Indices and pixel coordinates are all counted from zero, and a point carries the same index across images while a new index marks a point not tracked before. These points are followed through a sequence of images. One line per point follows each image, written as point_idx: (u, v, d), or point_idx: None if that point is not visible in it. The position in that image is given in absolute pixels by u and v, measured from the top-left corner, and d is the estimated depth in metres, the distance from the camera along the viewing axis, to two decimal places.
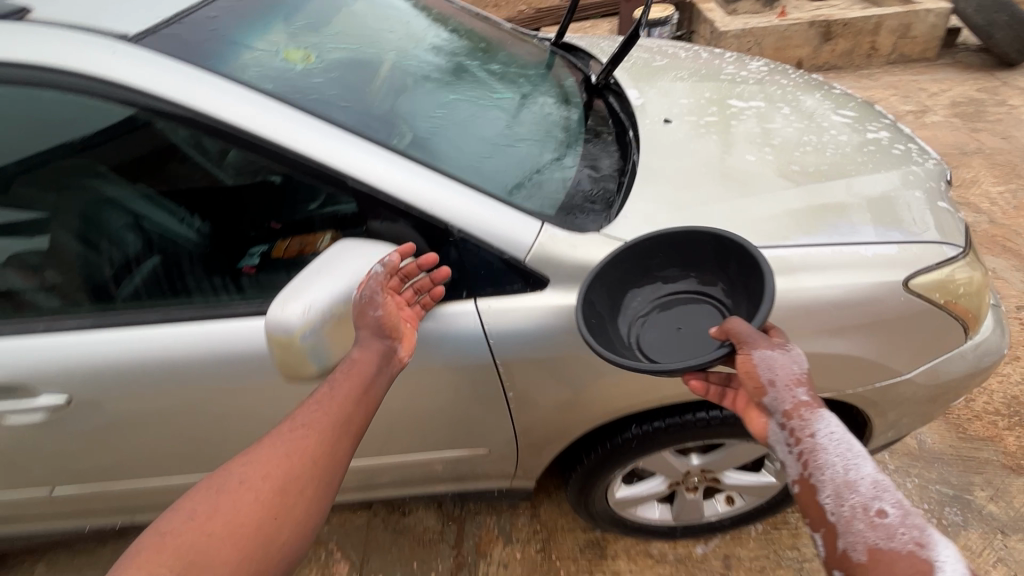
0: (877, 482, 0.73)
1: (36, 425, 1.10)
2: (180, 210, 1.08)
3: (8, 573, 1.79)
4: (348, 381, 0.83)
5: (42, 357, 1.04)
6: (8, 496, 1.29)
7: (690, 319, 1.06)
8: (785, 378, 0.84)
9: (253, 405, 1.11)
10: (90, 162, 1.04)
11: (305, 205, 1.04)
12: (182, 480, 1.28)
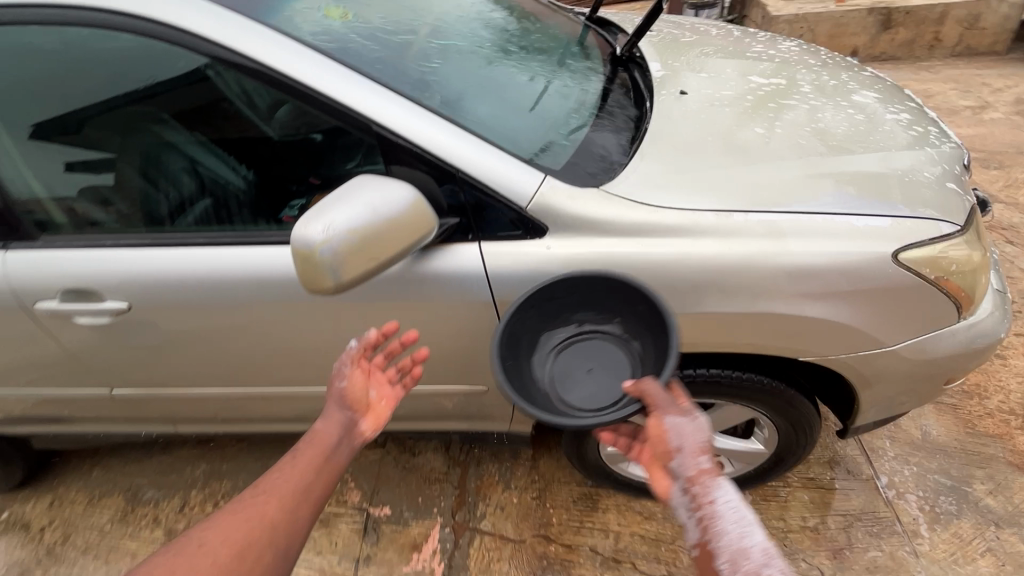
0: (767, 553, 0.82)
1: (101, 329, 1.28)
2: (231, 159, 1.22)
3: (70, 472, 2.05)
4: (309, 450, 0.95)
5: (110, 268, 1.20)
6: (74, 394, 1.49)
7: (601, 361, 1.15)
8: (691, 444, 0.93)
9: (282, 327, 1.25)
10: (156, 109, 1.19)
11: (343, 163, 1.18)
12: (218, 394, 1.45)
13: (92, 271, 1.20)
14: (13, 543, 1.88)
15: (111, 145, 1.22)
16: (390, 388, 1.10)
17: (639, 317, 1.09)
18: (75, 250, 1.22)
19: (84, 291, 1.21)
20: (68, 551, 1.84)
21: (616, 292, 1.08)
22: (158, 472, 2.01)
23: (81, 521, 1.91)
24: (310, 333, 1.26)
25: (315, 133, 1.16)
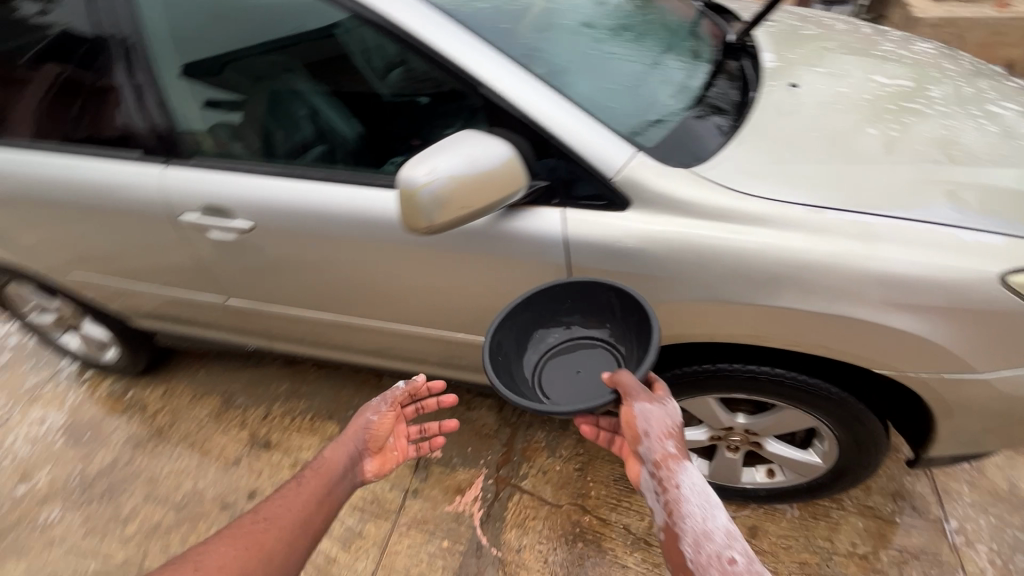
0: (727, 530, 0.93)
1: (228, 244, 1.47)
2: (345, 111, 1.34)
3: (180, 369, 2.38)
4: (316, 479, 1.12)
5: (242, 191, 1.38)
6: (197, 299, 1.73)
7: (588, 364, 1.21)
8: (658, 431, 1.01)
9: (374, 264, 1.38)
10: (289, 59, 1.34)
11: (441, 127, 1.28)
12: (310, 317, 1.62)
13: (227, 191, 1.39)
14: (132, 420, 2.22)
15: (252, 87, 1.39)
16: (403, 439, 1.31)
17: (624, 324, 1.16)
18: (214, 172, 1.40)
19: (219, 208, 1.41)
20: (173, 435, 2.15)
21: (606, 298, 1.15)
22: (248, 383, 2.28)
23: (185, 412, 2.22)
24: (397, 274, 1.38)
25: (421, 96, 1.27)
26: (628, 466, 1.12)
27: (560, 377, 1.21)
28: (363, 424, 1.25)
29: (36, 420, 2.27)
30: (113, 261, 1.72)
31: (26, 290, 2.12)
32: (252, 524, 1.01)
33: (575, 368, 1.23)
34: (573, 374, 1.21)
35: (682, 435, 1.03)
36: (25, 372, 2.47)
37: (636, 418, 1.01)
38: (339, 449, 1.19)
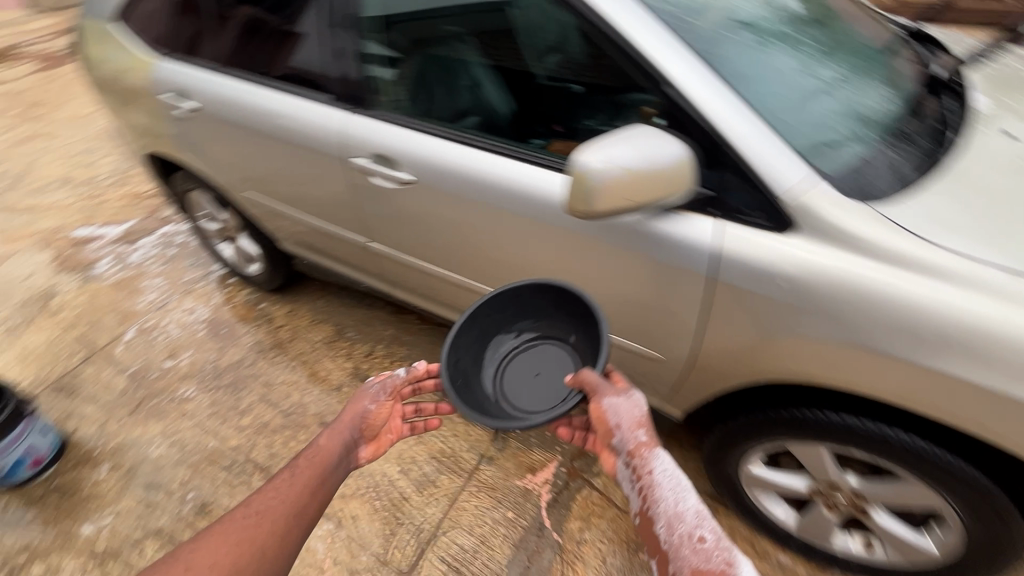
0: (698, 511, 1.03)
1: (387, 192, 1.60)
2: (502, 88, 1.41)
3: (305, 295, 2.64)
4: (309, 469, 1.15)
5: (411, 147, 1.49)
6: (345, 236, 1.91)
7: (542, 364, 1.39)
8: (628, 422, 1.12)
9: (511, 238, 1.44)
10: (463, 29, 1.42)
11: (587, 117, 1.32)
12: (438, 274, 1.73)
13: (397, 143, 1.51)
14: (260, 329, 2.51)
15: (430, 53, 1.49)
16: (398, 422, 1.35)
17: (570, 319, 1.33)
18: (392, 126, 1.53)
19: (384, 160, 1.54)
20: (290, 350, 2.40)
21: (548, 300, 1.33)
22: (358, 321, 2.49)
23: (302, 333, 2.47)
24: (530, 251, 1.43)
25: (574, 83, 1.32)
26: (602, 460, 1.21)
27: (523, 379, 1.39)
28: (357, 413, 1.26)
29: (187, 310, 2.64)
30: (279, 187, 1.94)
31: (203, 199, 2.46)
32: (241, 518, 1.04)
33: (533, 371, 1.40)
34: (534, 377, 1.39)
35: (649, 425, 1.13)
36: (184, 269, 2.88)
37: (606, 412, 1.12)
38: (332, 439, 1.21)
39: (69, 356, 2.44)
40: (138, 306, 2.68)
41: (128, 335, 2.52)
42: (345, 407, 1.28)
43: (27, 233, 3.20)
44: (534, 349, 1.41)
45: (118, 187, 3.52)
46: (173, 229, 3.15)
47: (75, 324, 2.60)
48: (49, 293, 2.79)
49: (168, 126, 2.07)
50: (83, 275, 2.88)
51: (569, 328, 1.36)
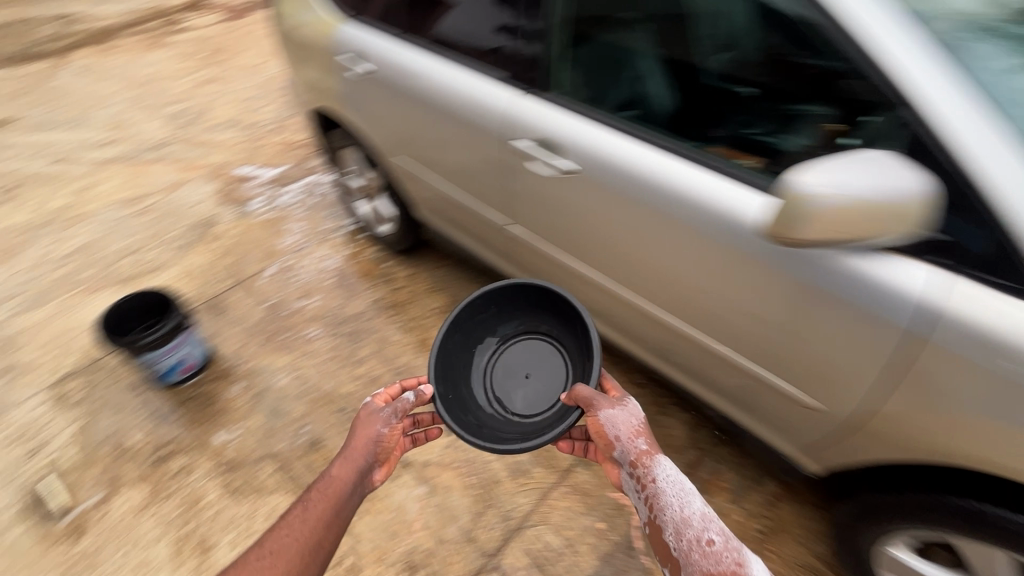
0: (704, 513, 1.15)
1: (543, 178, 1.57)
2: (667, 83, 1.34)
3: (425, 262, 2.73)
4: (320, 503, 1.17)
5: (575, 136, 1.45)
6: (485, 216, 1.92)
7: (530, 365, 1.57)
8: (627, 432, 1.24)
9: (658, 247, 1.39)
10: (642, 16, 1.35)
11: (752, 125, 1.23)
12: (575, 269, 1.70)
13: (561, 131, 1.48)
14: (381, 287, 2.64)
15: (605, 38, 1.42)
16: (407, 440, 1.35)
17: (550, 316, 1.53)
18: (564, 112, 1.49)
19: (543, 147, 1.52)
20: (407, 313, 2.51)
21: (528, 300, 1.54)
22: (472, 297, 2.53)
23: (420, 299, 2.56)
24: (674, 265, 1.38)
25: (745, 87, 1.22)
26: (606, 470, 1.32)
27: (510, 379, 1.57)
28: (364, 438, 1.27)
29: (320, 257, 2.84)
30: (428, 155, 2.00)
31: (354, 156, 2.61)
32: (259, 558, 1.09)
33: (521, 372, 1.57)
34: (524, 376, 1.57)
35: (647, 434, 1.25)
36: (323, 218, 3.10)
37: (605, 426, 1.24)
38: (343, 469, 1.23)
39: (222, 280, 2.73)
40: (281, 245, 2.93)
41: (270, 271, 2.76)
42: (354, 432, 1.28)
43: (199, 164, 3.62)
44: (519, 349, 1.59)
45: (275, 134, 3.87)
46: (317, 180, 3.40)
47: (229, 253, 2.90)
48: (212, 221, 3.13)
49: (339, 83, 2.20)
50: (240, 210, 3.21)
51: (551, 324, 1.55)
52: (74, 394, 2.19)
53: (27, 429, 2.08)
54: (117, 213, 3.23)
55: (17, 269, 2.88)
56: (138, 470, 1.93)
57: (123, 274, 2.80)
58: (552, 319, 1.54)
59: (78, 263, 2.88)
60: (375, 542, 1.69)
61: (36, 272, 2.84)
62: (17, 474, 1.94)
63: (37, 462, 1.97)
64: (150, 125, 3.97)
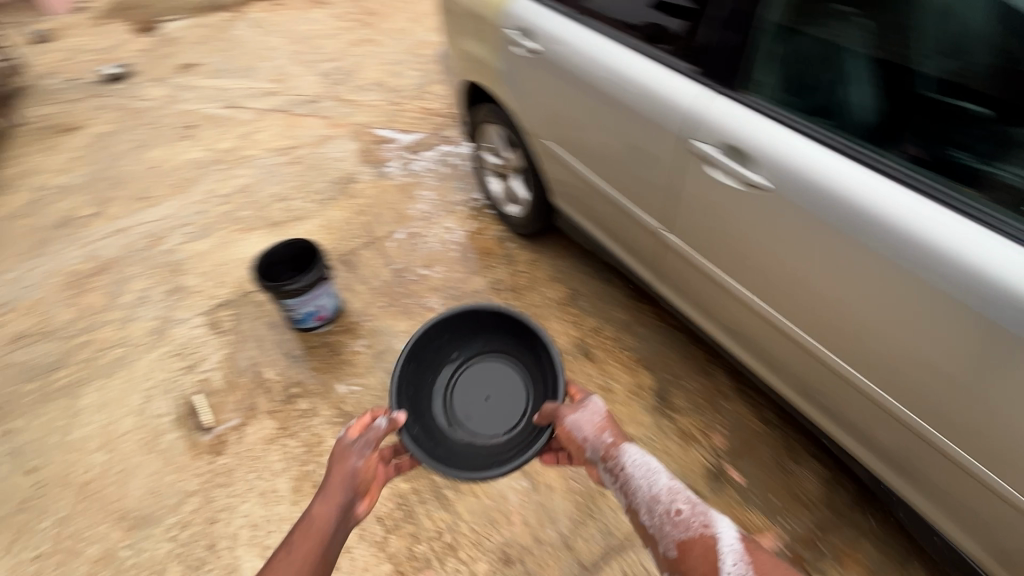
0: (670, 489, 1.20)
1: (725, 189, 1.47)
2: (874, 94, 1.24)
3: (548, 248, 2.67)
4: (306, 541, 1.07)
5: (766, 145, 1.35)
6: (633, 217, 1.85)
7: (490, 389, 1.80)
8: (591, 430, 1.33)
9: (830, 272, 1.34)
10: (864, 15, 1.22)
11: (969, 152, 1.14)
12: (734, 288, 1.64)
13: (747, 138, 1.37)
14: (502, 267, 2.63)
15: (813, 34, 1.29)
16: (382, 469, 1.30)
17: (510, 337, 1.76)
18: (765, 120, 1.36)
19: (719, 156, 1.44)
20: (524, 298, 2.46)
21: (488, 322, 1.76)
22: (592, 293, 2.43)
23: (538, 286, 2.51)
24: (841, 292, 1.35)
25: (978, 105, 1.12)
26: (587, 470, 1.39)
27: (471, 396, 1.80)
28: (341, 473, 1.19)
29: (446, 228, 2.88)
30: (577, 140, 1.94)
31: (496, 133, 2.60)
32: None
33: (484, 395, 1.80)
34: (484, 393, 1.80)
35: (611, 425, 1.34)
36: (452, 189, 3.14)
37: (570, 428, 1.35)
38: (325, 509, 1.12)
39: (356, 238, 2.87)
40: (411, 211, 3.01)
41: (399, 235, 2.86)
42: (330, 469, 1.20)
43: (345, 122, 3.81)
44: (474, 370, 1.82)
45: (416, 100, 3.96)
46: (450, 150, 3.45)
47: (364, 212, 3.04)
48: (352, 179, 3.29)
49: (497, 57, 2.17)
50: (377, 171, 3.34)
51: (508, 345, 1.78)
52: (226, 323, 2.43)
53: (186, 347, 2.34)
54: (272, 160, 3.49)
55: (188, 200, 3.22)
56: (271, 404, 2.10)
57: (273, 219, 3.04)
58: (512, 338, 1.76)
59: (237, 202, 3.17)
60: (473, 526, 1.69)
61: (203, 205, 3.16)
62: (175, 384, 2.19)
63: (192, 378, 2.21)
64: (306, 80, 4.23)
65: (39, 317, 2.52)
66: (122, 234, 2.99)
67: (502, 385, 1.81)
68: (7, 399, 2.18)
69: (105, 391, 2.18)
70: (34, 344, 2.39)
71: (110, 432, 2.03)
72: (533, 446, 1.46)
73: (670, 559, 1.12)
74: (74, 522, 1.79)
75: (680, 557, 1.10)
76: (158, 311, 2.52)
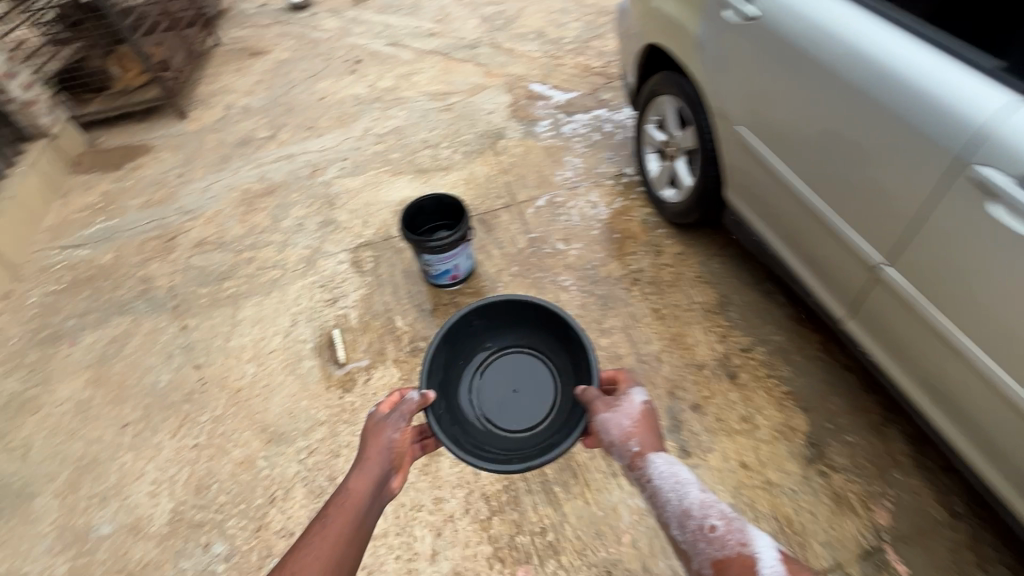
0: (703, 503, 1.08)
1: (999, 225, 1.15)
2: None
3: (701, 243, 2.39)
4: (342, 516, 1.10)
5: (977, 129, 1.15)
6: (845, 237, 1.57)
7: (518, 383, 1.77)
8: (619, 433, 1.27)
9: (1006, 284, 1.18)
10: None
11: None
12: (966, 347, 1.33)
13: (960, 117, 1.17)
14: (646, 255, 2.40)
15: None
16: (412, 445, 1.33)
17: (548, 335, 1.72)
18: None
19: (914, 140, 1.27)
20: (666, 295, 2.22)
21: (527, 318, 1.73)
22: (746, 305, 2.13)
23: (684, 285, 2.25)
24: (1013, 311, 1.19)
25: None
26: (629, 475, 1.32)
27: (500, 387, 1.76)
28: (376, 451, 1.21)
29: (589, 202, 2.70)
30: (776, 126, 1.69)
31: (668, 108, 2.29)
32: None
33: (511, 388, 1.76)
34: (512, 386, 1.77)
35: (642, 430, 1.26)
36: (602, 159, 2.92)
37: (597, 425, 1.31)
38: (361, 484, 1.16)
39: (497, 197, 2.80)
40: (556, 178, 2.86)
41: (540, 202, 2.73)
42: (367, 441, 1.23)
43: (501, 71, 3.67)
44: (505, 362, 1.79)
45: (575, 54, 3.71)
46: (605, 116, 3.20)
47: (507, 171, 2.94)
48: (499, 134, 3.19)
49: (697, 23, 1.91)
50: (526, 129, 3.21)
51: (544, 342, 1.75)
52: (367, 264, 2.52)
53: (330, 280, 2.48)
54: (426, 105, 3.50)
55: (347, 135, 3.35)
56: (397, 353, 2.16)
57: (420, 165, 3.06)
58: (551, 336, 1.73)
59: (389, 144, 3.24)
60: (579, 533, 1.61)
61: (359, 143, 3.28)
62: (319, 315, 2.33)
63: (332, 312, 2.34)
64: (468, 24, 4.14)
65: (216, 227, 2.81)
66: (289, 161, 3.20)
67: (528, 379, 1.78)
68: (186, 298, 2.47)
69: (260, 308, 2.39)
70: (211, 252, 2.68)
71: (260, 346, 2.24)
72: (564, 442, 1.39)
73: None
74: (226, 422, 2.00)
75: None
76: (311, 240, 2.68)
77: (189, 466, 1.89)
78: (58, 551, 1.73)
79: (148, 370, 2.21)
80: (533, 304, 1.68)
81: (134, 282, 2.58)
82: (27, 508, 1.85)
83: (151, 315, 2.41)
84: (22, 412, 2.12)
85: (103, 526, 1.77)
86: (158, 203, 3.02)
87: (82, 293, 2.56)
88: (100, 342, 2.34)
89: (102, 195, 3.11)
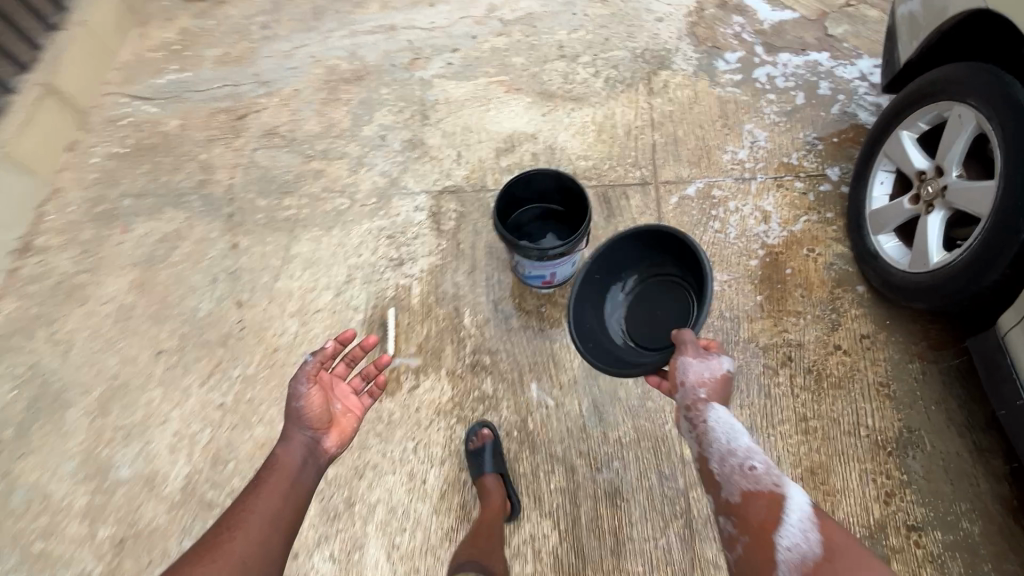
0: (747, 450, 1.25)
1: None
2: None
3: (900, 336, 1.65)
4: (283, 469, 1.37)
5: None
6: None
7: (658, 306, 1.65)
8: (693, 381, 1.35)
9: None
10: None
11: None
12: None
13: None
14: (814, 323, 1.71)
15: None
16: (350, 402, 1.56)
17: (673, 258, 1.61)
18: None
19: None
20: (825, 399, 1.59)
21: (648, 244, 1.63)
22: (937, 458, 1.49)
23: (857, 389, 1.60)
24: None
25: None
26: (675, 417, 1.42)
27: (640, 313, 1.67)
28: (296, 414, 1.42)
29: (759, 210, 1.92)
30: None
31: (957, 134, 1.42)
32: (225, 536, 1.20)
33: (654, 312, 1.66)
34: (654, 311, 1.65)
35: (711, 387, 1.36)
36: (798, 143, 2.03)
37: (677, 366, 1.36)
38: (292, 449, 1.39)
39: (632, 165, 2.06)
40: (723, 155, 2.04)
41: (691, 189, 1.98)
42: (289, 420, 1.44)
43: None
44: (649, 289, 1.69)
45: None
46: (824, 67, 2.18)
47: (658, 125, 2.14)
48: (663, 61, 2.29)
49: None
50: (704, 61, 2.27)
51: (673, 263, 1.62)
52: (446, 223, 2.01)
53: (399, 232, 2.01)
54: None
55: (465, 10, 2.54)
56: (453, 363, 1.76)
57: (546, 85, 2.29)
58: (675, 259, 1.61)
59: (514, 39, 2.43)
60: None
61: (478, 27, 2.48)
62: (378, 278, 1.93)
63: (393, 279, 1.92)
64: None
65: (291, 114, 2.33)
66: (387, 35, 2.51)
67: (668, 299, 1.64)
68: (242, 207, 2.12)
69: (316, 247, 2.01)
70: (278, 149, 2.25)
71: (307, 299, 1.92)
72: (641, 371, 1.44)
73: (730, 505, 1.19)
74: (255, 387, 1.78)
75: (745, 502, 1.17)
76: (390, 165, 2.16)
77: (212, 428, 1.73)
78: (82, 478, 1.69)
79: (191, 290, 1.98)
80: (650, 232, 1.59)
81: (194, 166, 2.25)
82: (61, 416, 1.80)
83: (205, 218, 2.12)
84: (70, 299, 2.00)
85: (123, 468, 1.69)
86: (235, 61, 2.52)
87: (141, 165, 2.28)
88: (151, 237, 2.11)
89: (176, 29, 2.63)
